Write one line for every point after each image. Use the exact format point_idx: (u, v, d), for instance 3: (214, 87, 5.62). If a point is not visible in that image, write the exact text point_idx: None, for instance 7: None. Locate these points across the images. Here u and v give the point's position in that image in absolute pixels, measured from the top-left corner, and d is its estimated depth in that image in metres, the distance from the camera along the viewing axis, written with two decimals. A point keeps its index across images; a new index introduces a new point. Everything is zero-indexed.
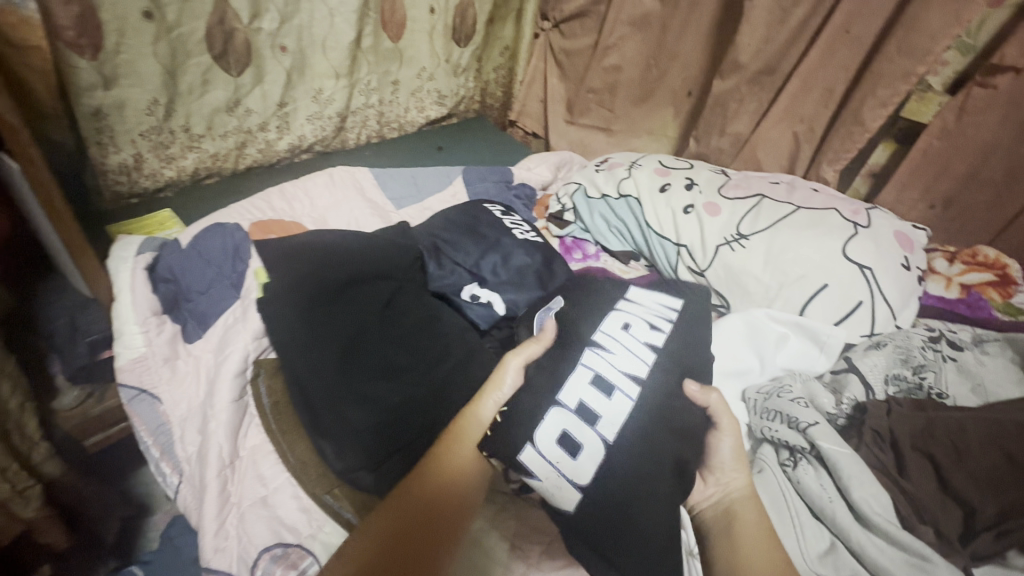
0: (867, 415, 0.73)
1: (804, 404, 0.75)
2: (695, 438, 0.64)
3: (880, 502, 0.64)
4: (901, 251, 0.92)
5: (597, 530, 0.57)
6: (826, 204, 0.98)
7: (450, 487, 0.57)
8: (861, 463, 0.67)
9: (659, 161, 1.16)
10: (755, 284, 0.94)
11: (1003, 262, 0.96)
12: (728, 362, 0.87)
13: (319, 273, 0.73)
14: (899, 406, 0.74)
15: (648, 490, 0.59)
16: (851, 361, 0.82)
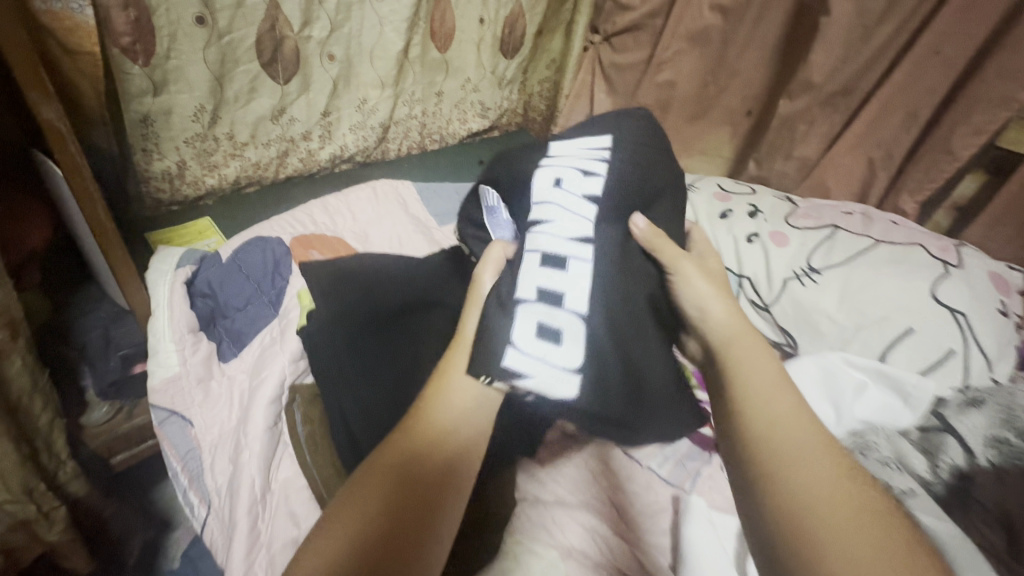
0: (974, 488, 0.65)
1: (895, 469, 0.67)
2: (641, 273, 0.66)
3: None
4: (997, 295, 0.83)
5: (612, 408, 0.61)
6: (909, 238, 0.90)
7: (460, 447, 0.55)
8: (972, 546, 0.58)
9: (719, 185, 1.09)
10: (828, 324, 0.86)
11: None
12: None
13: (368, 304, 0.70)
14: (1010, 478, 0.65)
15: (640, 355, 0.63)
16: (946, 421, 0.72)
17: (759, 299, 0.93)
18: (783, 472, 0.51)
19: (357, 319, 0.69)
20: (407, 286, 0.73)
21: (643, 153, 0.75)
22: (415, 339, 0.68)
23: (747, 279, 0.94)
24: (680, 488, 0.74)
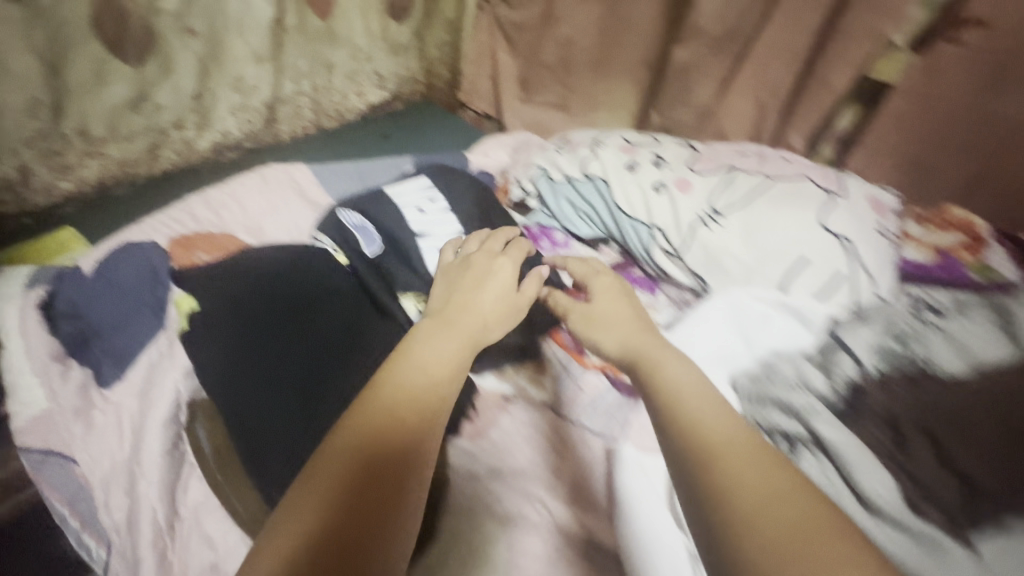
0: (865, 395, 0.71)
1: (796, 387, 0.73)
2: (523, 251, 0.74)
3: (886, 485, 0.63)
4: (875, 217, 0.90)
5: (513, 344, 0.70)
6: (798, 173, 0.95)
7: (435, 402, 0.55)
8: (863, 449, 0.66)
9: (624, 138, 1.09)
10: (734, 262, 0.90)
11: (972, 223, 0.91)
12: (711, 348, 0.81)
13: (263, 304, 0.63)
14: (895, 384, 0.72)
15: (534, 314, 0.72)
16: (839, 337, 0.79)
17: (670, 246, 0.96)
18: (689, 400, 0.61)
19: (253, 316, 0.62)
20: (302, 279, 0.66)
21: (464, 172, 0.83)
22: (334, 330, 0.63)
23: (658, 228, 0.97)
24: (613, 442, 0.74)
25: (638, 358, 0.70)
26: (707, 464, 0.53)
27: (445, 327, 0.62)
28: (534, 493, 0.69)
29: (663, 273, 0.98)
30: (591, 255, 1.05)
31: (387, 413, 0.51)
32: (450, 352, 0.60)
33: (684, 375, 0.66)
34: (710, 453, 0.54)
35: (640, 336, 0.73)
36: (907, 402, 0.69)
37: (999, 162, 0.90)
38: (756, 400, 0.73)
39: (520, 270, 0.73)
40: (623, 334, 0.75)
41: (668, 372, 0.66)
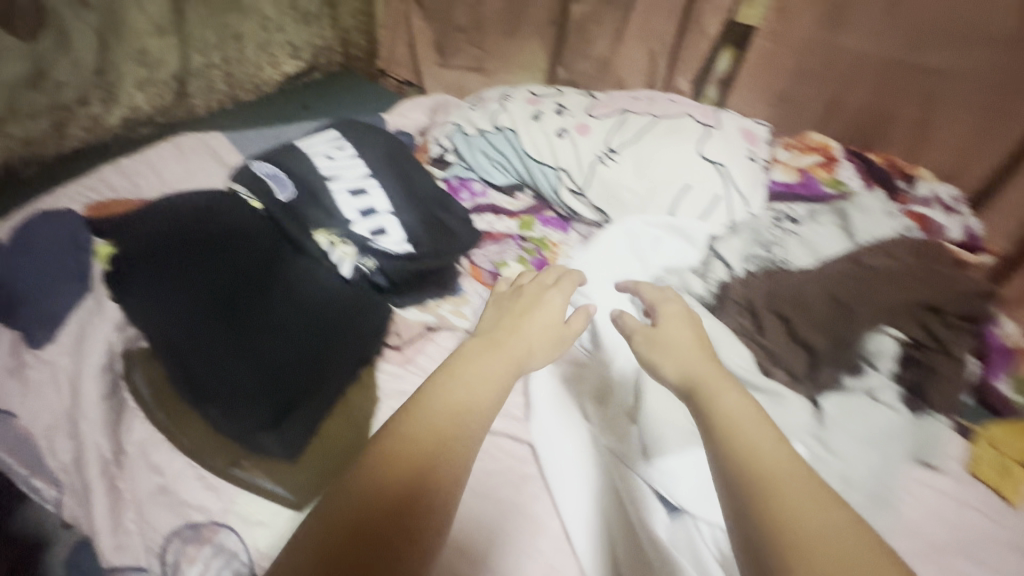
0: (729, 289, 0.83)
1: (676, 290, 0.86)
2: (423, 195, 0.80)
3: (743, 359, 0.75)
4: (747, 146, 1.02)
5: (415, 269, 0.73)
6: (681, 111, 1.06)
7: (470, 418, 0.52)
8: (725, 332, 0.77)
9: (531, 91, 1.17)
10: (629, 194, 1.01)
11: (826, 145, 1.06)
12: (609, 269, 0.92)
13: (181, 240, 0.64)
14: (753, 276, 0.83)
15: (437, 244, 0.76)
16: (714, 248, 0.91)
17: (574, 185, 1.06)
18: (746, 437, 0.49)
19: (171, 250, 0.64)
20: (219, 218, 0.68)
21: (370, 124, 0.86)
22: (257, 260, 0.66)
23: (563, 170, 1.06)
24: None
25: (697, 379, 0.56)
26: (759, 487, 0.44)
27: (481, 349, 0.59)
28: None
29: (573, 212, 1.09)
30: (507, 201, 1.13)
31: (417, 438, 0.49)
32: (488, 376, 0.56)
33: (738, 399, 0.52)
34: (755, 474, 0.45)
35: (699, 361, 0.58)
36: (760, 292, 0.80)
37: (845, 90, 1.05)
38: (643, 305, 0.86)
39: (426, 208, 0.78)
40: (679, 355, 0.59)
41: (723, 402, 0.52)
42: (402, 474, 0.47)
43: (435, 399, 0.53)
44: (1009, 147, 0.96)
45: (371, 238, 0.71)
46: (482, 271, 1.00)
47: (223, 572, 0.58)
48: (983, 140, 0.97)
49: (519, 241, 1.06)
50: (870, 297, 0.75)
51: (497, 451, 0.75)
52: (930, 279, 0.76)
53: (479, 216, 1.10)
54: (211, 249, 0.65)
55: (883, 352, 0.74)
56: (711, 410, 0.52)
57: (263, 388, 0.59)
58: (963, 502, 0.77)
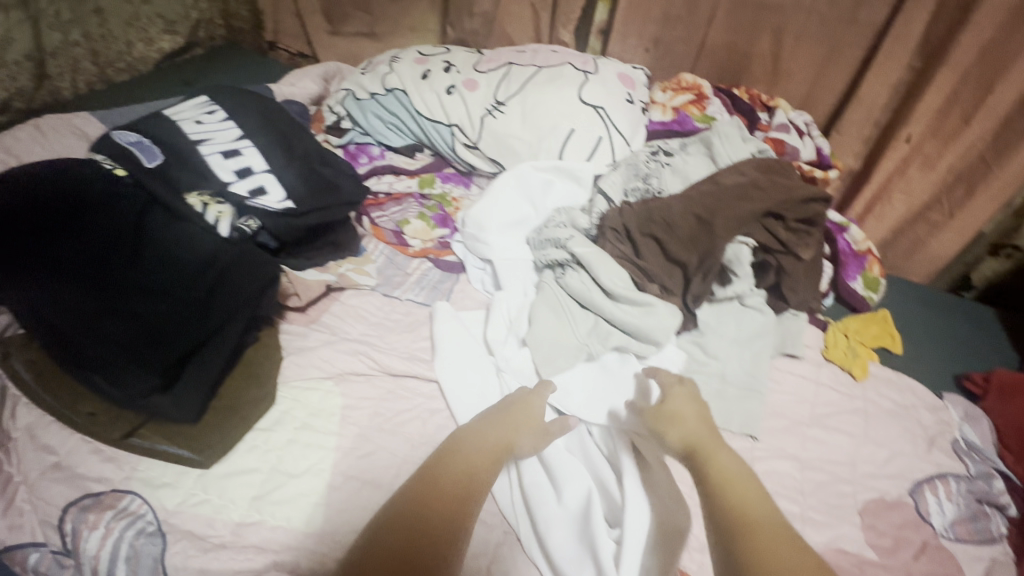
0: (607, 219, 0.89)
1: (563, 226, 0.92)
2: (303, 146, 0.80)
3: (621, 279, 0.83)
4: (624, 89, 1.09)
5: (308, 220, 0.74)
6: (562, 60, 1.10)
7: (459, 486, 0.60)
8: (606, 257, 0.85)
9: (418, 51, 1.18)
10: (519, 143, 1.05)
11: (698, 84, 1.13)
12: (504, 216, 0.96)
13: (44, 212, 0.63)
14: (629, 204, 0.90)
15: (327, 196, 0.77)
16: (597, 185, 0.97)
17: (468, 139, 1.09)
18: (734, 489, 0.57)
19: (32, 222, 0.63)
20: (84, 187, 0.66)
21: (245, 91, 0.86)
22: (126, 225, 0.65)
23: (456, 126, 1.09)
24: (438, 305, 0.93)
25: (700, 442, 0.63)
26: (746, 536, 0.53)
27: (497, 426, 0.67)
28: (360, 351, 0.81)
29: (472, 167, 1.12)
30: (405, 161, 1.14)
31: (424, 494, 0.58)
32: (488, 450, 0.64)
33: (734, 461, 0.61)
34: (744, 522, 0.54)
35: (703, 430, 0.65)
36: (634, 219, 0.87)
37: (708, 31, 1.13)
38: (535, 246, 0.94)
39: (310, 164, 0.79)
40: (685, 425, 0.65)
41: (725, 463, 0.60)
42: (431, 538, 0.54)
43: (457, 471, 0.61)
44: (848, 73, 1.07)
45: (251, 197, 0.72)
46: (385, 232, 1.02)
47: (126, 532, 0.59)
48: (826, 68, 1.08)
49: (420, 199, 1.10)
50: (724, 211, 0.83)
51: (405, 392, 0.78)
52: (777, 189, 0.85)
53: (379, 178, 1.11)
54: (78, 217, 0.64)
55: (742, 259, 0.84)
56: (709, 468, 0.60)
57: (145, 339, 0.60)
58: (818, 382, 0.89)
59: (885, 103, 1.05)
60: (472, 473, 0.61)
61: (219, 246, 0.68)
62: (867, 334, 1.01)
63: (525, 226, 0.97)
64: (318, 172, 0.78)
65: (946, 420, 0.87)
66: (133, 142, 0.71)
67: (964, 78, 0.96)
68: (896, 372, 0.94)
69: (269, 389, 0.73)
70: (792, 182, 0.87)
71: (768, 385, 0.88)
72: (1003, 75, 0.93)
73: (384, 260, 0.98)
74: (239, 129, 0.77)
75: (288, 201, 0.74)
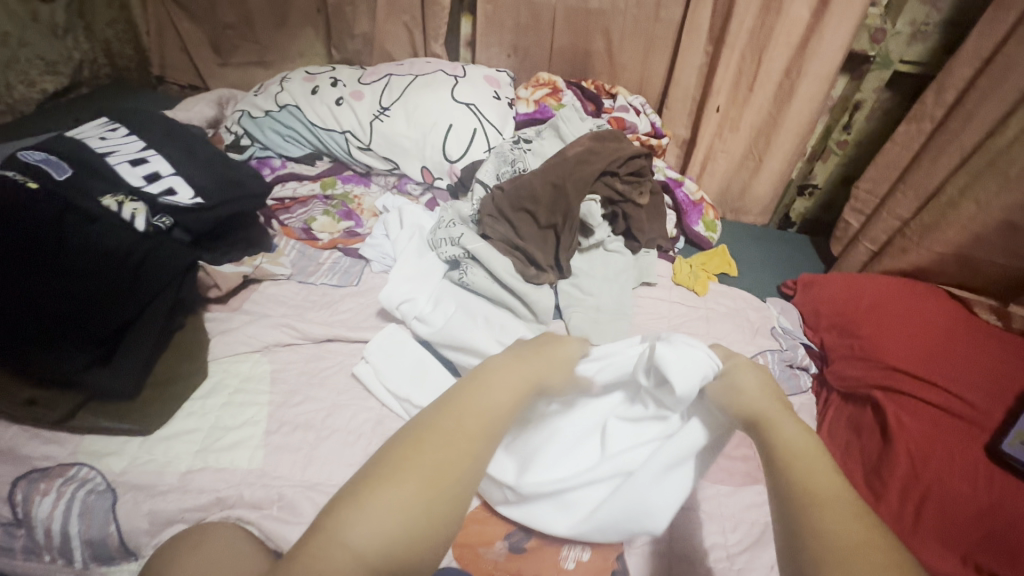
0: (484, 209, 1.06)
1: (453, 224, 1.07)
2: (206, 152, 0.91)
3: (505, 263, 1.00)
4: (491, 88, 1.28)
5: (218, 212, 0.86)
6: (435, 68, 1.28)
7: (484, 425, 0.52)
8: (492, 247, 1.01)
9: (306, 70, 1.31)
10: (407, 141, 1.22)
11: (553, 80, 1.36)
12: (407, 230, 1.12)
13: None
14: (498, 189, 1.07)
15: (234, 192, 0.88)
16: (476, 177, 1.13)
17: (361, 143, 1.24)
18: (807, 470, 0.47)
19: None
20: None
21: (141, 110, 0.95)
22: (46, 220, 0.72)
23: (349, 132, 1.24)
24: (350, 285, 1.07)
25: (764, 412, 0.54)
26: (817, 511, 0.44)
27: (525, 368, 0.60)
28: (281, 325, 0.91)
29: (368, 167, 1.27)
30: (306, 169, 1.27)
31: (447, 434, 0.50)
32: (509, 391, 0.56)
33: (799, 431, 0.52)
34: (809, 492, 0.46)
35: (766, 398, 0.55)
36: (514, 204, 1.04)
37: (554, 36, 1.38)
38: (432, 244, 1.07)
39: (216, 166, 0.90)
40: (748, 394, 0.56)
41: (787, 432, 0.51)
42: (460, 464, 0.49)
43: (496, 394, 0.55)
44: (665, 60, 1.35)
45: (162, 197, 0.82)
46: (294, 230, 1.14)
47: (77, 492, 0.66)
48: (648, 59, 1.35)
49: (324, 200, 1.22)
50: (573, 178, 1.03)
51: (328, 352, 0.89)
52: (610, 153, 1.06)
53: (282, 184, 1.22)
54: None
55: (594, 213, 1.03)
56: (770, 440, 0.51)
57: (77, 319, 0.69)
58: (671, 301, 1.11)
59: (695, 81, 1.33)
60: (498, 414, 0.53)
61: (136, 240, 0.77)
62: (709, 263, 1.26)
63: (420, 227, 1.13)
64: (223, 172, 0.89)
65: (767, 315, 1.13)
66: (40, 157, 0.79)
67: (742, 58, 1.25)
68: (731, 287, 1.19)
69: (200, 363, 0.82)
70: (622, 145, 1.08)
71: (633, 309, 1.08)
72: (767, 51, 1.22)
73: (296, 254, 1.10)
74: (142, 143, 0.87)
75: (197, 198, 0.84)
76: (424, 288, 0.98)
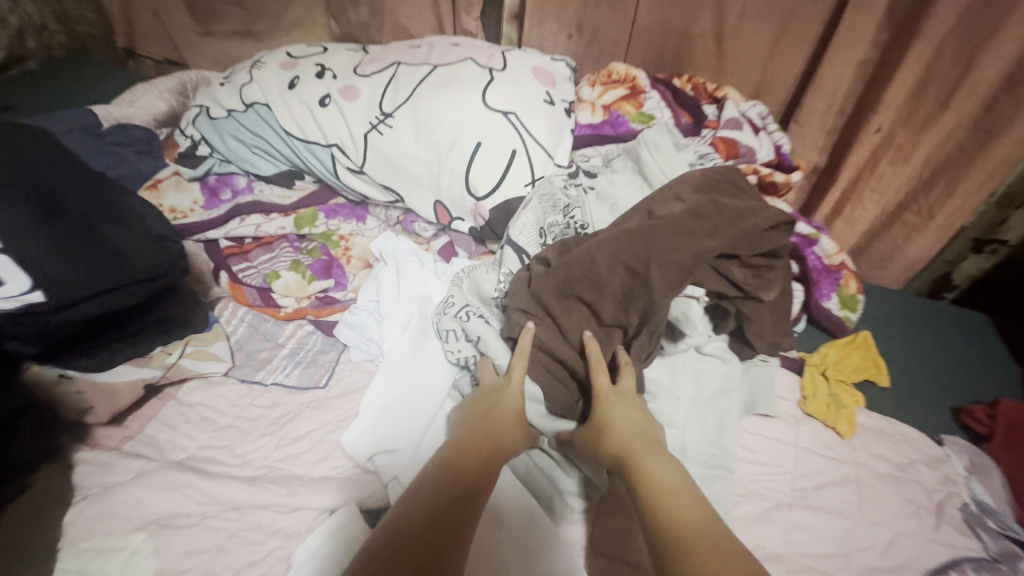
0: (511, 298, 0.70)
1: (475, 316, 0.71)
2: (80, 203, 0.58)
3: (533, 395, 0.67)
4: (542, 87, 0.87)
5: (81, 313, 0.55)
6: (462, 54, 0.89)
7: (460, 479, 0.49)
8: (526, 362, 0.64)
9: (287, 52, 0.95)
10: (415, 165, 0.84)
11: (632, 75, 0.94)
12: (406, 305, 0.76)
13: None
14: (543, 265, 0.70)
15: (112, 277, 0.56)
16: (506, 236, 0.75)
17: (352, 163, 0.87)
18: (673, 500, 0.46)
19: None
20: None
21: None
22: None
23: (336, 146, 0.87)
24: (314, 388, 0.72)
25: (634, 451, 0.54)
26: (679, 553, 0.41)
27: (480, 427, 0.57)
28: (187, 480, 0.59)
29: (363, 196, 0.91)
30: (280, 195, 0.92)
31: (434, 502, 0.46)
32: (477, 454, 0.53)
33: (666, 469, 0.51)
34: (677, 535, 0.43)
35: (637, 438, 0.56)
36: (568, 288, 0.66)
37: (638, 10, 0.95)
38: (438, 336, 0.73)
39: (92, 228, 0.56)
40: (616, 431, 0.57)
41: (654, 470, 0.51)
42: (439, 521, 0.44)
43: (461, 453, 0.53)
44: (804, 51, 0.89)
45: None
46: (246, 290, 0.81)
47: None
48: (778, 48, 0.91)
49: (297, 243, 0.89)
50: (661, 255, 0.62)
51: (251, 534, 0.56)
52: (728, 214, 0.66)
53: (241, 218, 0.87)
54: None
55: (694, 316, 0.72)
56: (639, 480, 0.50)
57: None
58: (798, 446, 0.72)
59: (848, 86, 0.88)
60: (468, 476, 0.50)
61: None
62: (847, 365, 0.84)
63: (424, 301, 0.78)
64: (100, 242, 0.56)
65: (951, 477, 0.71)
66: None
67: (939, 55, 0.79)
68: (888, 418, 0.77)
69: (35, 565, 0.51)
70: (744, 204, 0.67)
71: (738, 454, 0.71)
72: (987, 45, 0.76)
73: (246, 330, 0.78)
74: None
75: (35, 292, 0.51)
76: (414, 427, 0.65)
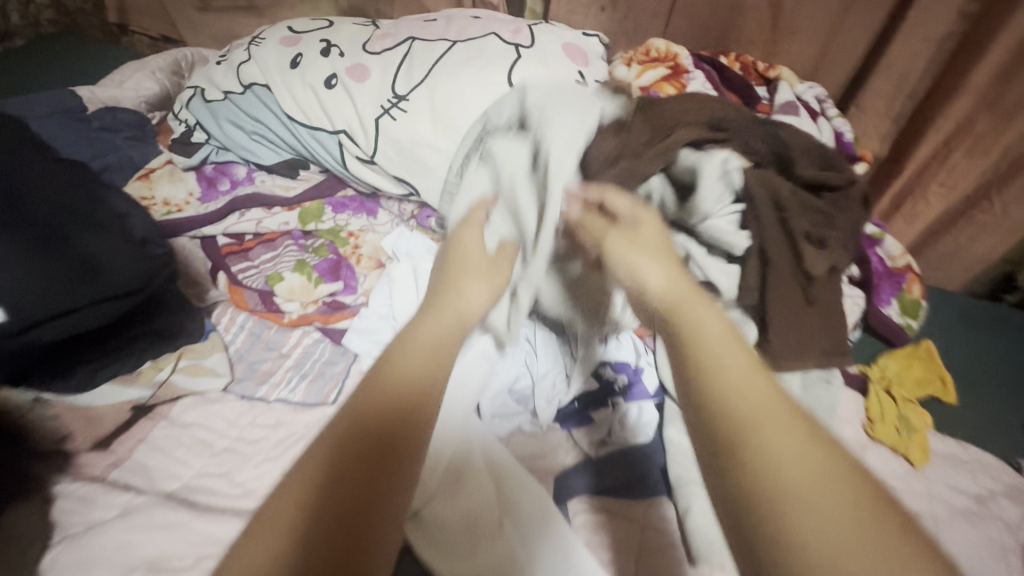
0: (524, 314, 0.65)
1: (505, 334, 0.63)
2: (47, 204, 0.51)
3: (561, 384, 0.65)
4: (574, 66, 0.78)
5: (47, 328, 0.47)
6: (484, 29, 0.79)
7: (406, 364, 0.39)
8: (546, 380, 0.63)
9: (289, 27, 0.85)
10: (432, 154, 0.75)
11: (673, 53, 0.84)
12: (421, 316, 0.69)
13: None
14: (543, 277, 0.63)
15: (83, 284, 0.49)
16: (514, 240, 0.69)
17: (362, 152, 0.79)
18: (731, 374, 0.33)
19: None
20: None
21: None
22: None
23: (344, 133, 0.79)
24: (321, 405, 0.64)
25: (679, 299, 0.40)
26: (745, 451, 0.29)
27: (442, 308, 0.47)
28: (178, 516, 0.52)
29: (374, 188, 0.83)
30: (283, 186, 0.84)
31: (376, 403, 0.35)
32: (434, 338, 0.43)
33: (716, 318, 0.37)
34: (737, 424, 0.30)
35: (687, 288, 0.41)
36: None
37: None
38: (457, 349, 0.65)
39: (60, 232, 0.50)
40: (659, 279, 0.43)
41: (702, 324, 0.36)
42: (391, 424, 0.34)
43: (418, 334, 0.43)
44: (872, 24, 0.78)
45: None
46: (247, 293, 0.73)
47: None
48: (843, 21, 0.80)
49: (302, 240, 0.80)
50: None
51: None
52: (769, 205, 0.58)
53: (242, 213, 0.80)
54: None
55: None
56: (685, 334, 0.36)
57: None
58: None
59: (924, 63, 0.77)
60: (418, 359, 0.39)
61: None
62: (910, 380, 0.76)
63: None
64: (67, 247, 0.50)
65: None
66: None
67: None
68: (963, 443, 0.69)
69: None
70: None
71: None
72: None
73: (247, 338, 0.70)
74: None
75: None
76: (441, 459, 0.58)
